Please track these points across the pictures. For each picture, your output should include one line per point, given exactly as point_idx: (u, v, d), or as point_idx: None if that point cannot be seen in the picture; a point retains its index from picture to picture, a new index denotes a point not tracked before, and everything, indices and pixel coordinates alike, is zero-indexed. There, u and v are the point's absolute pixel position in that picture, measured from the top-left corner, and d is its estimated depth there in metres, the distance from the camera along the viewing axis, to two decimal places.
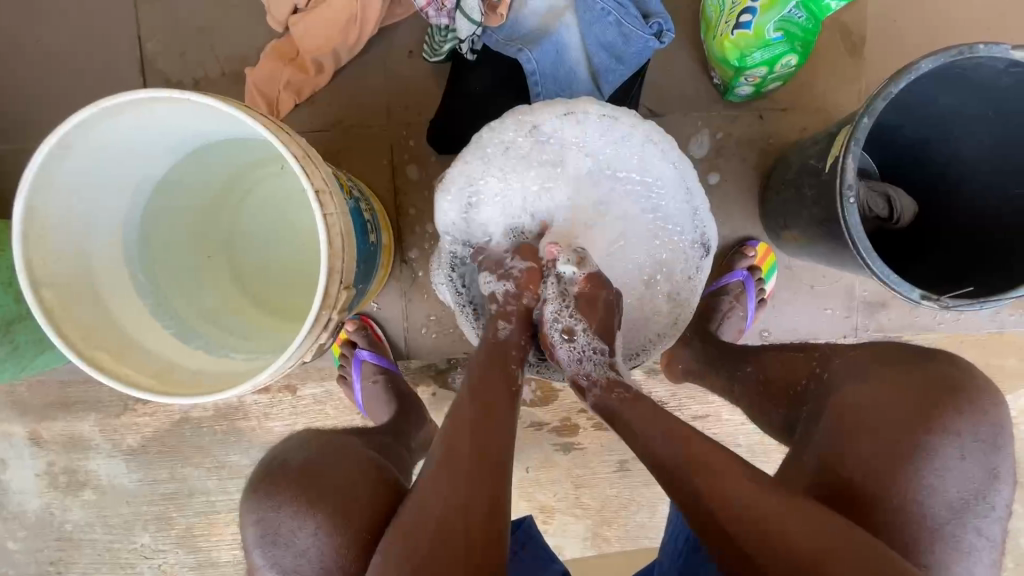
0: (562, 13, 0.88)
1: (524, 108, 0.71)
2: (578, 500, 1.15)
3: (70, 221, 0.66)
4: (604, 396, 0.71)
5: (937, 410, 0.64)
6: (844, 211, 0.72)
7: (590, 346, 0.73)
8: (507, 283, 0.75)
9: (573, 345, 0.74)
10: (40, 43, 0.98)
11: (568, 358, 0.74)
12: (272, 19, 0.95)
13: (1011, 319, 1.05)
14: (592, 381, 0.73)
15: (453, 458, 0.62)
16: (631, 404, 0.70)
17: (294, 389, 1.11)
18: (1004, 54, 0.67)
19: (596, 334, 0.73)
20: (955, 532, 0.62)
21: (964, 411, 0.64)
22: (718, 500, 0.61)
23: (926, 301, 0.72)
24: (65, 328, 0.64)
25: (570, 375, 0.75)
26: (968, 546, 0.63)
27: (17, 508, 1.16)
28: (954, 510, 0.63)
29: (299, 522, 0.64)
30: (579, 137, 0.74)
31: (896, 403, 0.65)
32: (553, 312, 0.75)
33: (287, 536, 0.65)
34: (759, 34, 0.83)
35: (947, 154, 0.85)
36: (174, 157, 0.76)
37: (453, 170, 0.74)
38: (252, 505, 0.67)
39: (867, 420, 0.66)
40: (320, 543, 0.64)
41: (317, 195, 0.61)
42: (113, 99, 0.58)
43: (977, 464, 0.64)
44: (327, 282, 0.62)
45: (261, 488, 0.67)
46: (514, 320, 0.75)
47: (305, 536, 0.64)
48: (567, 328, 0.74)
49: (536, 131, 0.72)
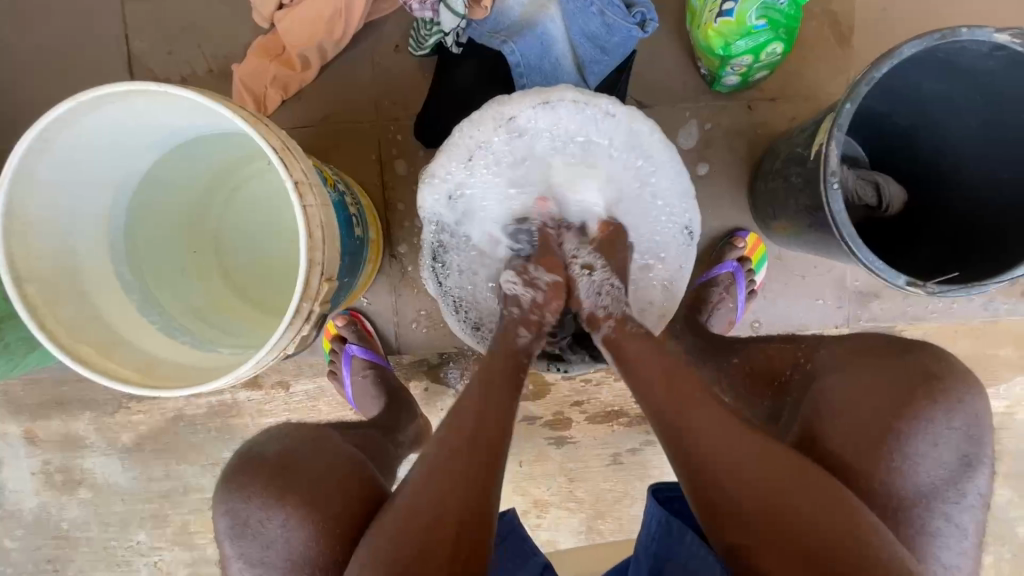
0: (546, 4, 0.87)
1: (500, 100, 0.70)
2: (572, 494, 1.15)
3: (53, 217, 0.67)
4: (617, 331, 0.72)
5: (909, 398, 0.64)
6: (828, 198, 0.72)
7: (606, 280, 0.75)
8: (534, 291, 0.76)
9: (591, 280, 0.76)
10: (28, 43, 0.98)
11: (586, 293, 0.76)
12: (258, 15, 0.95)
13: (1005, 307, 1.04)
14: (609, 314, 0.74)
15: (452, 445, 0.63)
16: (638, 339, 0.71)
17: (287, 386, 1.11)
18: (987, 37, 0.66)
19: (612, 269, 0.76)
20: (921, 514, 0.63)
21: (938, 401, 0.64)
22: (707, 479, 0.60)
23: (911, 287, 0.71)
24: (48, 325, 0.64)
25: (587, 308, 0.75)
26: (931, 528, 0.63)
27: (14, 507, 1.17)
28: (922, 494, 0.63)
29: (268, 514, 0.65)
30: (558, 127, 0.74)
31: (879, 391, 0.65)
32: (572, 251, 0.79)
33: (256, 527, 0.66)
34: (741, 21, 0.83)
35: (936, 140, 0.84)
36: (157, 152, 0.76)
37: (434, 163, 0.73)
38: (223, 495, 0.67)
39: (851, 408, 0.65)
40: (289, 534, 0.64)
41: (296, 187, 0.61)
42: (90, 93, 0.58)
43: (949, 451, 0.64)
44: (308, 274, 0.62)
45: (230, 478, 0.68)
46: (534, 329, 0.75)
47: (274, 528, 0.65)
48: (587, 262, 0.77)
49: (513, 123, 0.72)
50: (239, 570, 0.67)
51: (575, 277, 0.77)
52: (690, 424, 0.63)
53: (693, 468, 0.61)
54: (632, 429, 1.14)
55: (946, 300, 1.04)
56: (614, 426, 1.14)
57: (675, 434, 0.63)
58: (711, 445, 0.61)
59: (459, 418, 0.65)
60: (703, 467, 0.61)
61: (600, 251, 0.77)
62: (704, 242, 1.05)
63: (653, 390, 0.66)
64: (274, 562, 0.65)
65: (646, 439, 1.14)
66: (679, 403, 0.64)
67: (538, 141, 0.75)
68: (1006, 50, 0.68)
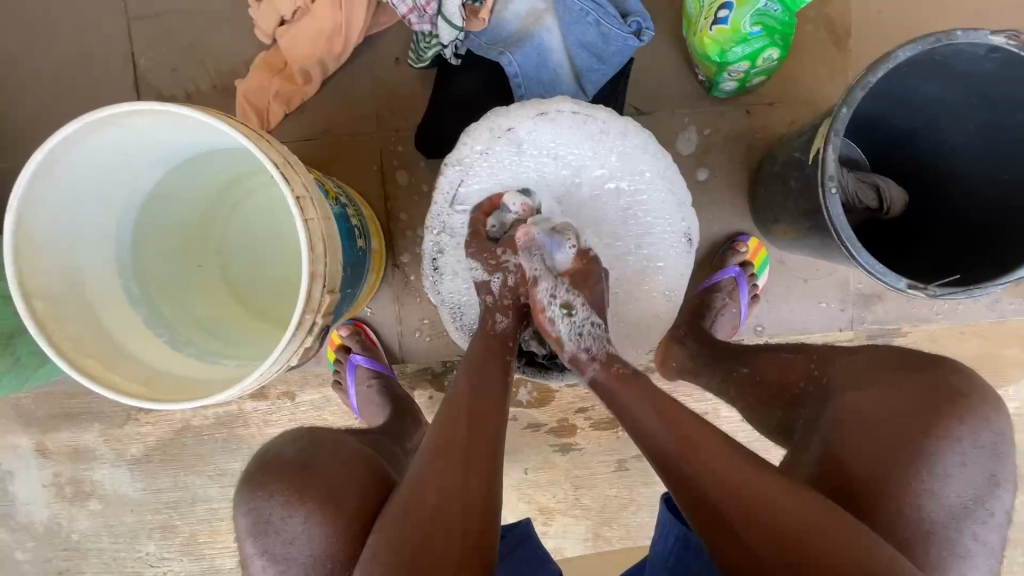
0: (542, 16, 0.88)
1: (500, 113, 0.73)
2: (578, 501, 1.15)
3: (60, 235, 0.68)
4: (603, 373, 0.72)
5: (933, 414, 0.63)
6: (826, 203, 0.72)
7: (587, 321, 0.72)
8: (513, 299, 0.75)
9: (573, 319, 0.72)
10: (37, 63, 1.00)
11: (568, 334, 0.73)
12: (259, 31, 0.97)
13: (1011, 308, 1.03)
14: (593, 356, 0.72)
15: (450, 442, 0.63)
16: (627, 381, 0.71)
17: (292, 396, 1.12)
18: (983, 40, 0.66)
19: (593, 306, 0.72)
20: (952, 535, 0.61)
21: (964, 417, 0.63)
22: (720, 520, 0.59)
23: (913, 290, 0.71)
24: (57, 342, 0.65)
25: (568, 354, 0.73)
26: (963, 550, 0.61)
27: (26, 518, 1.18)
28: (951, 514, 0.62)
29: (289, 510, 0.66)
30: (558, 142, 0.75)
31: (902, 407, 0.65)
32: (548, 293, 0.72)
33: (278, 523, 0.66)
34: (736, 29, 0.84)
35: (935, 143, 0.84)
36: (162, 170, 0.77)
37: (444, 170, 0.76)
38: (246, 492, 0.68)
39: (875, 423, 0.65)
40: (309, 529, 0.65)
41: (298, 202, 0.62)
42: (96, 113, 0.60)
43: (976, 471, 0.63)
44: (309, 287, 0.63)
45: (249, 476, 0.69)
46: (510, 313, 0.76)
47: (295, 523, 0.65)
48: (565, 302, 0.72)
49: (512, 134, 0.74)
50: (260, 568, 0.67)
51: (551, 318, 0.72)
52: (704, 463, 0.62)
53: (707, 511, 0.60)
54: None
55: (950, 302, 1.03)
56: (619, 432, 1.14)
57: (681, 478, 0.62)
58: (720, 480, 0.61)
59: (451, 421, 0.65)
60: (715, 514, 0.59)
61: (575, 284, 0.72)
62: (705, 247, 1.05)
63: (651, 427, 0.66)
64: (296, 557, 0.65)
65: None
66: (682, 445, 0.64)
67: (543, 152, 0.76)
68: (1001, 53, 0.68)
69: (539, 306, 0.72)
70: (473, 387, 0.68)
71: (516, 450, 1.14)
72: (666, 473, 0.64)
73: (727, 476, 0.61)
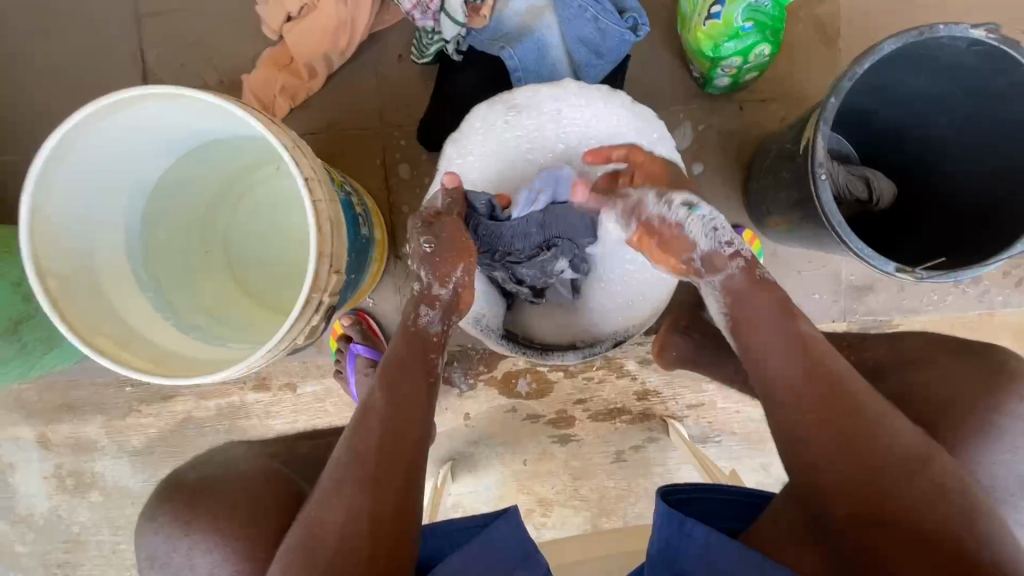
0: (542, 12, 0.92)
1: (505, 92, 0.78)
2: (577, 492, 1.16)
3: (73, 217, 0.70)
4: (744, 275, 0.72)
5: (1003, 394, 0.66)
6: (817, 188, 0.75)
7: (714, 218, 0.74)
8: (449, 287, 0.76)
9: (700, 218, 0.74)
10: (47, 58, 1.02)
11: (701, 234, 0.73)
12: (267, 28, 1.00)
13: (999, 300, 1.06)
14: (735, 253, 0.73)
15: (364, 455, 0.62)
16: (757, 292, 0.70)
17: (294, 387, 1.13)
18: (964, 33, 0.69)
19: (711, 208, 0.74)
20: (1017, 502, 0.66)
21: (1009, 397, 0.66)
22: (816, 455, 0.59)
23: (901, 274, 0.74)
24: (70, 319, 0.67)
25: (707, 250, 0.73)
26: (1022, 514, 0.67)
27: (26, 511, 1.19)
28: (1017, 483, 0.66)
29: (172, 543, 0.77)
30: (561, 118, 0.81)
31: (964, 386, 0.67)
32: (660, 206, 0.75)
33: (161, 557, 0.78)
34: (728, 23, 0.87)
35: (922, 136, 0.87)
36: (172, 157, 0.79)
37: (450, 145, 0.81)
38: (150, 522, 0.79)
39: (956, 399, 0.66)
40: (191, 561, 0.76)
41: (306, 183, 0.64)
42: (113, 96, 0.62)
43: None
44: (315, 267, 0.65)
45: (152, 508, 0.80)
46: (437, 306, 0.76)
47: (177, 556, 0.77)
48: (685, 203, 0.74)
49: (518, 112, 0.79)
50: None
51: (676, 223, 0.74)
52: (815, 395, 0.61)
53: (838, 505, 0.57)
54: (634, 426, 1.15)
55: (938, 294, 1.06)
56: (617, 423, 1.15)
57: (808, 462, 0.60)
58: (824, 418, 0.60)
59: (364, 432, 0.64)
60: (811, 455, 0.59)
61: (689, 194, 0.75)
62: None
63: (765, 357, 0.66)
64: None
65: (649, 437, 1.15)
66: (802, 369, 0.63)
67: (546, 122, 0.81)
68: (983, 46, 0.71)
69: (660, 223, 0.75)
70: (391, 392, 0.67)
71: (515, 442, 1.15)
72: (778, 410, 0.63)
73: (844, 427, 0.59)
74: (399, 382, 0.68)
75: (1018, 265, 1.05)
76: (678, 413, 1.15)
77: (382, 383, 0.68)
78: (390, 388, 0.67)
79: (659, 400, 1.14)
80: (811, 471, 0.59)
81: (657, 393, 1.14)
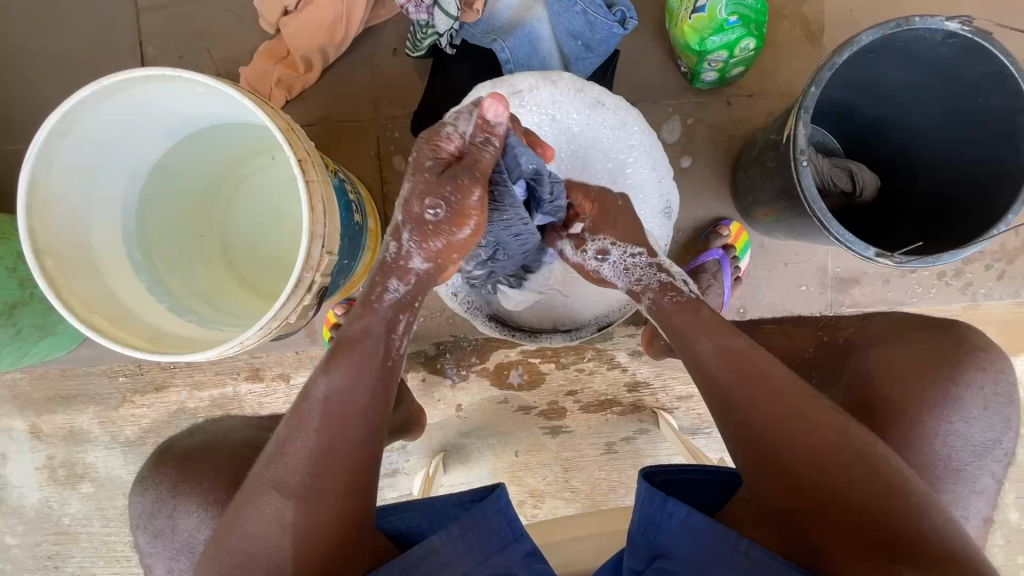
0: (534, 6, 0.94)
1: (503, 75, 0.77)
2: (568, 483, 1.17)
3: (69, 197, 0.71)
4: (660, 300, 0.75)
5: (958, 366, 0.71)
6: (799, 175, 0.77)
7: (624, 256, 0.78)
8: (426, 262, 0.70)
9: (610, 260, 0.79)
10: (46, 49, 1.04)
11: (615, 273, 0.79)
12: (264, 22, 1.02)
13: (983, 292, 1.07)
14: (645, 286, 0.76)
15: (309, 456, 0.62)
16: (683, 307, 0.73)
17: (288, 378, 1.14)
18: (939, 25, 0.72)
19: (622, 240, 0.78)
20: (972, 473, 0.70)
21: (970, 365, 0.71)
22: (764, 448, 0.61)
23: (881, 258, 0.75)
24: (65, 295, 0.69)
25: (625, 289, 0.78)
26: (978, 486, 0.70)
27: (17, 502, 1.19)
28: (974, 451, 0.70)
29: (155, 508, 0.83)
30: (555, 106, 0.80)
31: (924, 360, 0.71)
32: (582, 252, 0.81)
33: (145, 519, 0.84)
34: (713, 16, 0.89)
35: (902, 128, 0.90)
36: (171, 142, 0.81)
37: None
38: (141, 484, 0.86)
39: (910, 371, 0.71)
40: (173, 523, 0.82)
41: (300, 163, 0.66)
42: (112, 77, 0.64)
43: (995, 416, 0.71)
44: (309, 246, 0.67)
45: (144, 477, 0.86)
46: (409, 282, 0.70)
47: (160, 519, 0.82)
48: (599, 248, 0.79)
49: (515, 97, 0.78)
50: (142, 546, 0.84)
51: (597, 268, 0.80)
52: (756, 396, 0.63)
53: (801, 498, 0.59)
54: (625, 418, 1.16)
55: (922, 286, 1.08)
56: (608, 415, 1.16)
57: (770, 457, 0.61)
58: (777, 417, 0.61)
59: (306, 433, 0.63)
60: (772, 446, 0.61)
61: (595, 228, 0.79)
62: (690, 230, 1.09)
63: (712, 365, 0.66)
64: (161, 543, 0.83)
65: (640, 428, 1.16)
66: (742, 377, 0.64)
67: (535, 113, 0.81)
68: (958, 38, 0.73)
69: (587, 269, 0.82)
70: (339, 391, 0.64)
71: (507, 433, 1.16)
72: (726, 410, 0.64)
73: (795, 423, 0.60)
74: (345, 371, 0.65)
75: (999, 257, 1.07)
76: (668, 404, 1.16)
77: (325, 372, 0.65)
78: (332, 386, 0.64)
79: (649, 392, 1.15)
80: (768, 461, 0.61)
81: (648, 384, 1.15)
